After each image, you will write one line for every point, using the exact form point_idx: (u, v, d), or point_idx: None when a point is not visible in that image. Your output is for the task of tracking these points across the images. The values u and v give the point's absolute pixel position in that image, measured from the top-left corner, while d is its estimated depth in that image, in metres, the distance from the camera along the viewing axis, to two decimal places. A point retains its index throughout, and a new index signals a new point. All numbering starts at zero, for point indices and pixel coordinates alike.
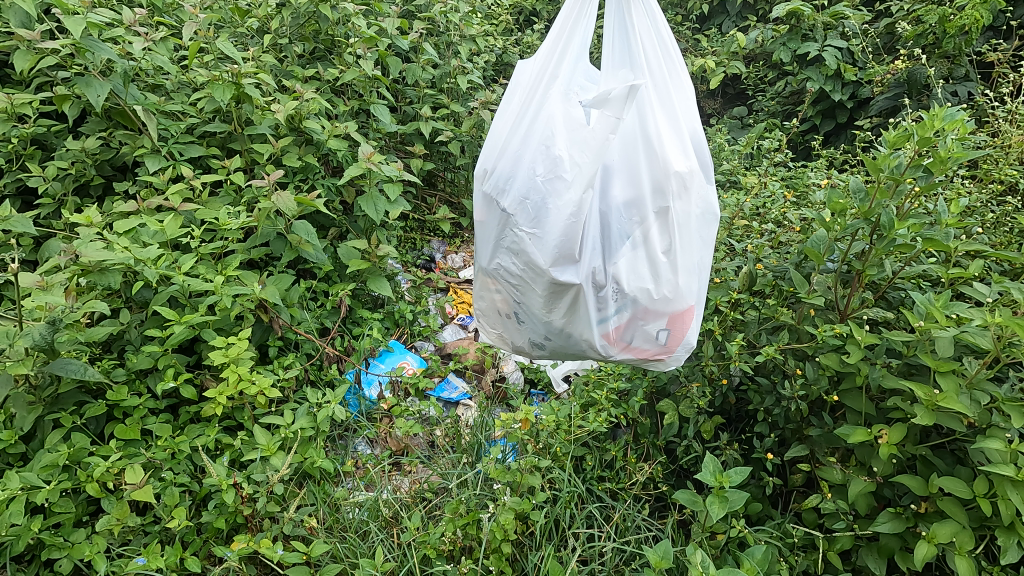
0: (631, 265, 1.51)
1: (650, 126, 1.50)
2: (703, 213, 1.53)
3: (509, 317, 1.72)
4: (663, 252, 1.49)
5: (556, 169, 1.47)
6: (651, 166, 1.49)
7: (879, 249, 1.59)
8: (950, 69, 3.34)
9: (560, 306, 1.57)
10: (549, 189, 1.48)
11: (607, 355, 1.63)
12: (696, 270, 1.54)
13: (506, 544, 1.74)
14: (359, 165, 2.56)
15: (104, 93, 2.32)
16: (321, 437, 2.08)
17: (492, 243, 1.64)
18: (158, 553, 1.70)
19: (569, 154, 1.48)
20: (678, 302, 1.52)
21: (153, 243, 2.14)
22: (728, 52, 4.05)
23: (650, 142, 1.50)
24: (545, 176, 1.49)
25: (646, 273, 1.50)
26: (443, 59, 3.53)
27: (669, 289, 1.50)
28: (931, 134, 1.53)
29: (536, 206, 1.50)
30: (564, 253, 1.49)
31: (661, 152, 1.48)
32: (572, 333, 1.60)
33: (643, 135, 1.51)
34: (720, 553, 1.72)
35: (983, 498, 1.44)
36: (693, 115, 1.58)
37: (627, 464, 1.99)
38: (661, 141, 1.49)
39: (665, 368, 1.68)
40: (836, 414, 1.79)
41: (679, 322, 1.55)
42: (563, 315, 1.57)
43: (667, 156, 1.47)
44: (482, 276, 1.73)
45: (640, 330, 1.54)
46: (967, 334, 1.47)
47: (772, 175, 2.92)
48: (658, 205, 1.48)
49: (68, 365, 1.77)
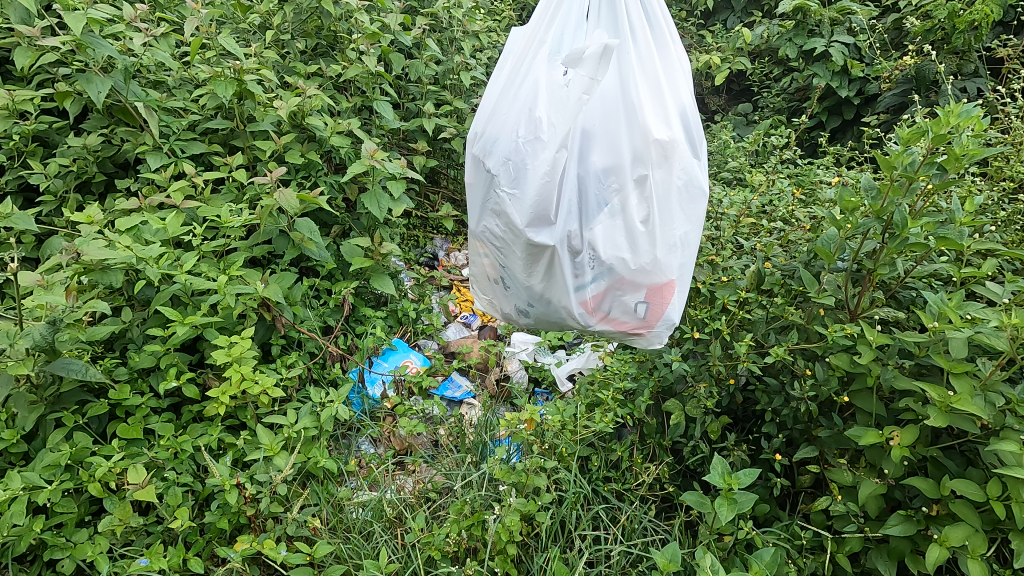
0: (609, 233, 1.51)
1: (630, 92, 1.51)
2: (686, 187, 1.52)
3: (495, 283, 1.75)
4: (641, 221, 1.49)
5: (535, 130, 1.50)
6: (631, 133, 1.49)
7: (891, 248, 1.57)
8: (959, 64, 3.31)
9: (539, 271, 1.58)
10: (527, 149, 1.50)
11: (587, 326, 1.62)
12: (678, 245, 1.52)
13: (512, 545, 1.72)
14: (362, 162, 2.54)
15: (105, 90, 2.30)
16: (325, 437, 2.06)
17: (478, 206, 1.67)
18: (160, 554, 1.69)
19: (547, 116, 1.50)
20: (657, 275, 1.51)
21: (155, 241, 2.13)
22: (734, 48, 4.01)
23: (630, 110, 1.51)
24: (525, 136, 1.51)
25: (622, 242, 1.50)
26: (446, 55, 3.50)
27: (647, 260, 1.50)
28: (946, 131, 1.51)
29: (515, 165, 1.52)
30: (539, 215, 1.52)
31: (640, 121, 1.49)
32: (551, 299, 1.60)
33: (624, 103, 1.52)
34: (728, 555, 1.71)
35: (996, 501, 1.42)
36: (679, 88, 1.57)
37: (633, 465, 1.97)
38: (641, 110, 1.50)
39: (649, 346, 1.65)
40: (845, 414, 1.76)
41: (659, 297, 1.53)
42: (542, 281, 1.58)
43: (646, 123, 1.48)
44: (471, 240, 1.76)
45: (618, 301, 1.53)
46: (981, 335, 1.45)
47: (780, 172, 2.91)
48: (636, 173, 1.48)
49: (70, 364, 1.76)
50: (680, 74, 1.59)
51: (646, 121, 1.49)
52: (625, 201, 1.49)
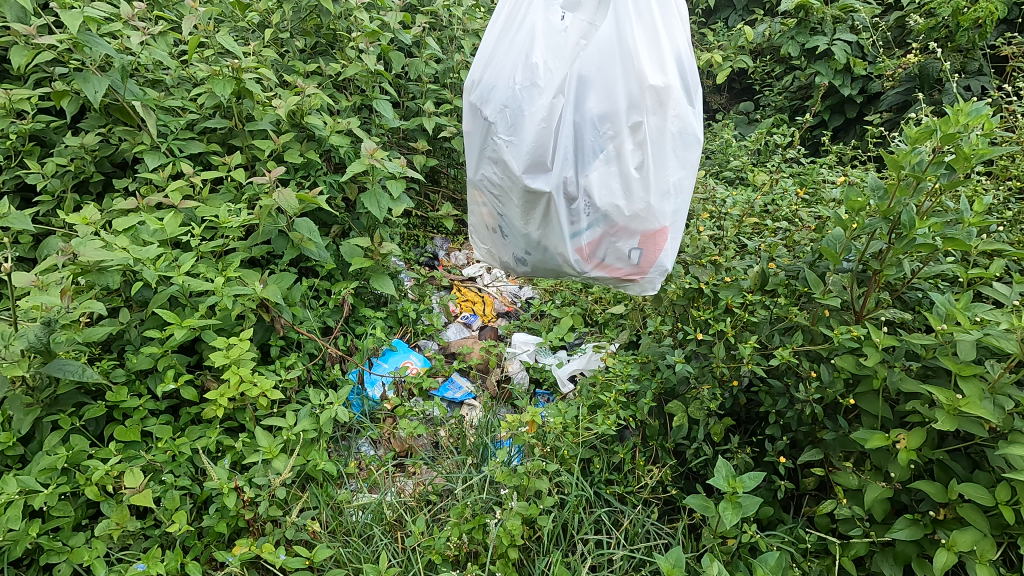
0: (604, 180, 1.61)
1: (626, 39, 1.58)
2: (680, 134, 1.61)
3: (495, 231, 1.89)
4: (635, 167, 1.59)
5: (531, 78, 1.62)
6: (625, 80, 1.58)
7: (898, 249, 1.55)
8: (963, 63, 3.28)
9: (536, 216, 1.72)
10: (525, 97, 1.63)
11: (582, 271, 1.75)
12: (670, 192, 1.63)
13: (514, 549, 1.70)
14: (362, 161, 2.52)
15: (102, 89, 2.27)
16: (324, 439, 2.04)
17: (477, 155, 1.80)
18: (158, 558, 1.68)
19: (544, 68, 1.63)
20: (649, 220, 1.63)
21: (153, 242, 2.10)
22: (736, 46, 3.99)
23: (626, 55, 1.58)
24: (523, 84, 1.63)
25: (618, 187, 1.61)
26: (446, 54, 3.47)
27: (639, 205, 1.61)
28: (954, 130, 1.49)
29: (513, 113, 1.65)
30: (538, 160, 1.64)
31: (636, 67, 1.56)
32: (548, 244, 1.74)
33: (620, 46, 1.58)
34: (732, 559, 1.69)
35: (1004, 505, 1.40)
36: (675, 36, 1.64)
37: (635, 467, 1.94)
38: (638, 57, 1.57)
39: (642, 291, 1.79)
40: (851, 417, 1.74)
41: (650, 243, 1.66)
42: (539, 225, 1.72)
43: (641, 71, 1.56)
44: (471, 190, 1.89)
45: (612, 246, 1.66)
46: (990, 338, 1.43)
47: (783, 171, 2.89)
48: (631, 120, 1.57)
49: (66, 366, 1.74)
50: (676, 22, 1.66)
51: (643, 66, 1.56)
52: (621, 147, 1.58)
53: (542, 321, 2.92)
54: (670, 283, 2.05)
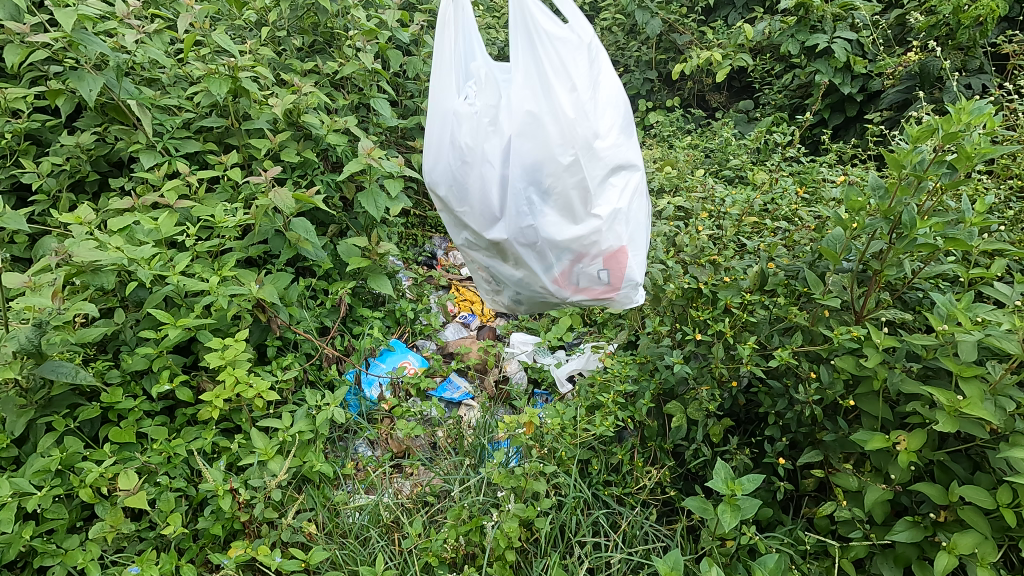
0: (556, 218, 1.56)
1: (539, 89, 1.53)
2: (616, 149, 1.58)
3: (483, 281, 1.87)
4: (581, 201, 1.54)
5: (466, 150, 1.58)
6: (550, 125, 1.52)
7: (899, 249, 1.54)
8: (964, 61, 3.26)
9: (510, 263, 1.68)
10: (465, 169, 1.59)
11: (566, 299, 1.71)
12: (620, 212, 1.57)
13: (511, 552, 1.70)
14: (359, 160, 2.50)
15: (97, 88, 2.25)
16: (321, 440, 2.03)
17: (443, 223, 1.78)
18: (152, 561, 1.67)
19: (474, 133, 1.58)
20: (606, 244, 1.57)
21: (148, 242, 2.09)
22: (736, 45, 3.98)
23: (545, 102, 1.52)
24: (459, 158, 1.59)
25: (570, 216, 1.55)
26: (445, 52, 3.45)
27: (594, 233, 1.56)
28: (957, 129, 1.47)
29: (458, 186, 1.61)
30: (482, 219, 1.62)
31: (557, 99, 1.52)
32: (530, 284, 1.70)
33: (536, 97, 1.53)
34: (731, 561, 1.68)
35: (1006, 507, 1.39)
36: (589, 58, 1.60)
37: (633, 468, 1.93)
38: (558, 89, 1.53)
39: (626, 305, 1.72)
40: (850, 418, 1.73)
41: (616, 262, 1.61)
42: (516, 271, 1.68)
43: (562, 114, 1.51)
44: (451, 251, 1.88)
45: (583, 274, 1.61)
46: (991, 338, 1.42)
47: (782, 170, 2.89)
48: (565, 160, 1.52)
49: (59, 368, 1.73)
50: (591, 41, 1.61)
51: (566, 95, 1.53)
52: (563, 175, 1.53)
53: (541, 320, 2.91)
54: (669, 283, 2.01)
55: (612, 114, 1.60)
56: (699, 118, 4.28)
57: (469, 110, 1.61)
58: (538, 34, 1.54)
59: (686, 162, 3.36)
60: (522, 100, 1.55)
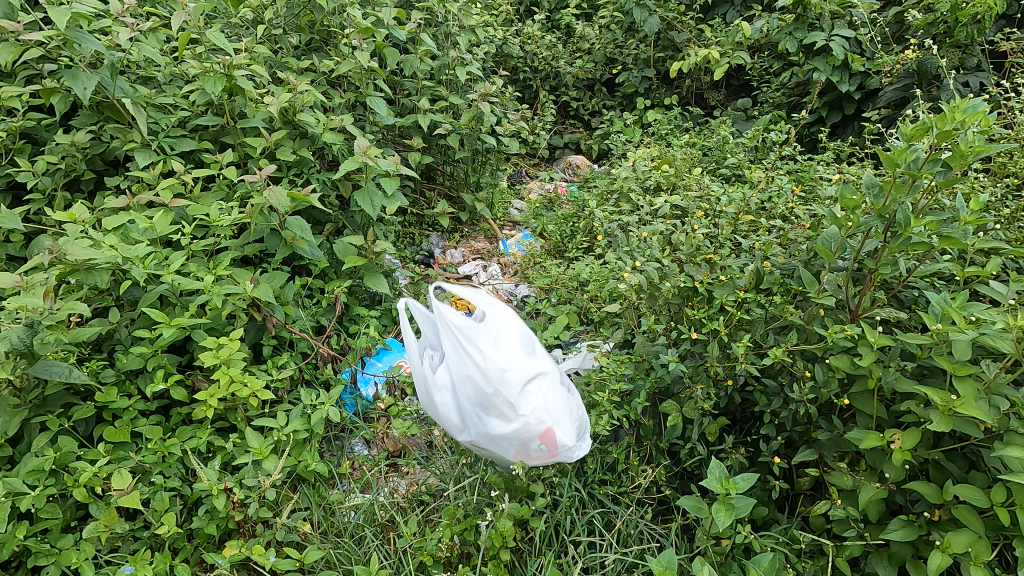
0: (496, 424, 1.67)
1: (461, 337, 1.67)
2: (528, 360, 1.70)
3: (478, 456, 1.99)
4: (511, 410, 1.64)
5: (430, 404, 1.75)
6: (473, 372, 1.65)
7: (893, 248, 1.53)
8: (962, 59, 3.26)
9: (484, 454, 1.80)
10: (430, 399, 1.75)
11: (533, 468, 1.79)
12: (544, 404, 1.67)
13: (505, 551, 1.70)
14: (354, 159, 2.48)
15: (91, 86, 2.24)
16: (316, 440, 2.03)
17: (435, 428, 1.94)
18: (146, 561, 1.67)
19: (436, 408, 1.74)
20: (538, 428, 1.65)
21: (142, 241, 2.08)
22: (733, 42, 3.98)
23: (468, 352, 1.66)
24: (427, 404, 1.77)
25: (505, 421, 1.65)
26: (442, 50, 3.43)
27: (526, 423, 1.65)
28: (950, 127, 1.47)
29: (431, 409, 1.77)
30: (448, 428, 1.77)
31: (472, 344, 1.65)
32: (504, 464, 1.81)
33: (461, 352, 1.67)
34: (725, 560, 1.68)
35: (999, 507, 1.39)
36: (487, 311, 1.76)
37: (628, 467, 1.94)
38: (472, 333, 1.67)
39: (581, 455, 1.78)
40: (845, 416, 1.73)
41: (551, 437, 1.67)
42: (490, 457, 1.80)
43: (478, 350, 1.65)
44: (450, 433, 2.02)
45: (534, 451, 1.68)
46: (985, 337, 1.42)
47: (779, 168, 2.91)
48: (490, 390, 1.64)
49: (52, 367, 1.72)
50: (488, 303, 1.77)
51: (479, 344, 1.66)
52: (491, 398, 1.64)
53: (537, 319, 2.91)
54: (665, 281, 2.00)
55: (516, 332, 1.74)
56: (697, 116, 4.28)
57: (425, 368, 1.77)
58: (455, 323, 1.67)
59: (683, 160, 3.36)
60: (453, 363, 1.69)
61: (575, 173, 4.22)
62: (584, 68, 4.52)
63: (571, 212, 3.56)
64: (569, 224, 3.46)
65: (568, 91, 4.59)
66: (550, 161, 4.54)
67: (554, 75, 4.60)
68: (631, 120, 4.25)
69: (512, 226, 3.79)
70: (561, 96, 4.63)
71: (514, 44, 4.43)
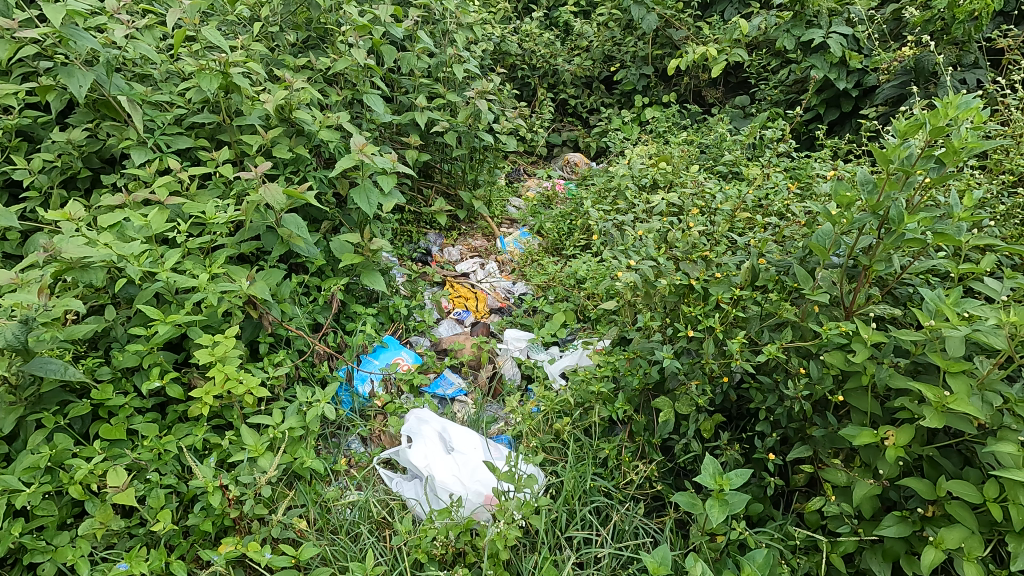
0: (451, 473, 1.95)
1: (418, 449, 2.03)
2: (466, 435, 2.10)
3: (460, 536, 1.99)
4: (460, 462, 1.98)
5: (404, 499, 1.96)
6: (428, 456, 1.99)
7: (887, 244, 1.54)
8: (959, 56, 3.27)
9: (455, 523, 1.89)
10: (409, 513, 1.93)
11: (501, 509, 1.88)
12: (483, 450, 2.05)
13: (506, 549, 1.68)
14: (351, 157, 2.47)
15: (87, 83, 2.23)
16: (312, 437, 2.03)
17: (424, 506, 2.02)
18: (141, 558, 1.67)
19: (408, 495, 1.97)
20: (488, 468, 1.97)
21: (138, 238, 2.08)
22: (731, 40, 3.98)
23: (423, 460, 1.99)
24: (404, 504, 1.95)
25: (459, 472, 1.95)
26: (439, 48, 3.42)
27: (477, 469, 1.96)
28: (944, 123, 1.46)
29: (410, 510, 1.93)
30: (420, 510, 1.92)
31: (419, 434, 2.08)
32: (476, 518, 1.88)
33: (415, 446, 2.04)
34: (720, 556, 1.68)
35: (992, 502, 1.39)
36: (422, 429, 2.10)
37: (623, 463, 1.95)
38: (430, 467, 1.96)
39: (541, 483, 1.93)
40: (840, 413, 1.73)
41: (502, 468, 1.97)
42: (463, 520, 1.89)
43: (429, 442, 2.04)
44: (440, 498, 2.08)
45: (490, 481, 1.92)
46: (979, 333, 1.42)
47: (775, 165, 2.94)
48: (442, 456, 2.00)
49: (48, 364, 1.72)
50: (414, 422, 2.13)
51: (426, 433, 2.08)
52: (442, 461, 1.98)
53: (534, 316, 2.92)
54: (660, 279, 2.01)
55: (441, 431, 2.08)
56: (695, 114, 4.28)
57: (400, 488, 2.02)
58: (409, 430, 2.11)
59: (680, 158, 3.36)
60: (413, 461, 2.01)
61: (573, 171, 4.22)
62: (583, 65, 4.51)
63: (568, 209, 3.56)
64: (567, 222, 3.46)
65: (566, 89, 4.58)
66: (548, 159, 4.54)
67: (553, 73, 4.59)
68: (629, 118, 4.25)
69: (509, 223, 3.78)
70: (559, 93, 4.63)
71: (512, 41, 4.41)
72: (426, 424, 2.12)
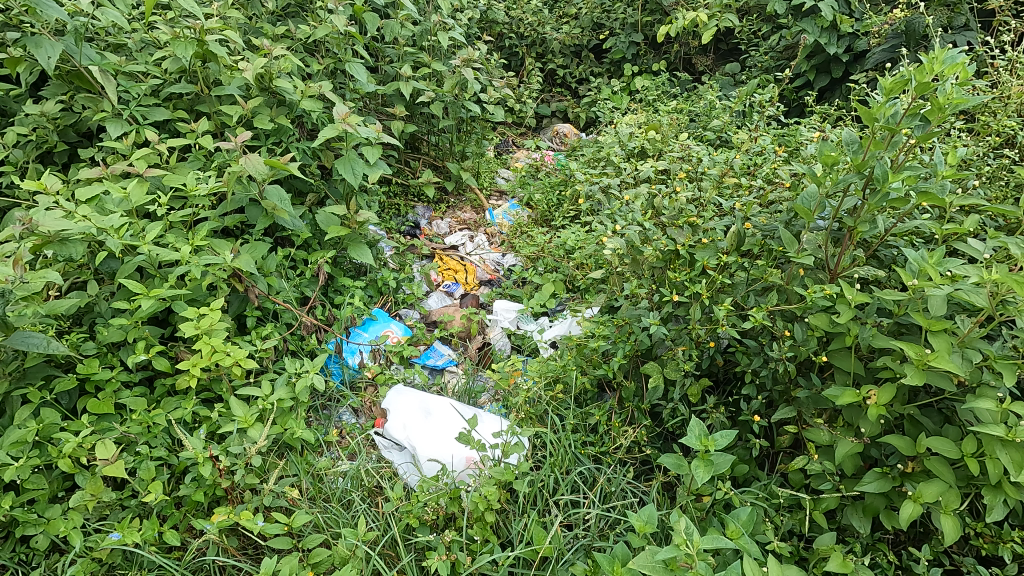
0: (433, 440, 2.03)
1: (400, 420, 2.10)
2: (447, 403, 2.18)
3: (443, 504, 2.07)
4: (443, 431, 2.06)
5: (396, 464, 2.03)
6: (411, 427, 2.07)
7: (873, 204, 1.54)
8: (950, 17, 3.22)
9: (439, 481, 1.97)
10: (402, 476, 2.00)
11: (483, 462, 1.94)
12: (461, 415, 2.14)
13: (490, 513, 1.73)
14: (334, 126, 2.39)
15: (56, 55, 2.11)
16: (302, 407, 2.04)
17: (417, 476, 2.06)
18: (133, 528, 1.69)
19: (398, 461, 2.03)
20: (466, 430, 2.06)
21: (117, 211, 2.04)
22: (721, 5, 3.92)
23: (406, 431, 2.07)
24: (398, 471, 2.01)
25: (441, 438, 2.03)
26: (424, 14, 3.31)
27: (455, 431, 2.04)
28: (930, 79, 1.47)
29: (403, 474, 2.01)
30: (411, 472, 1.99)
31: (402, 407, 2.14)
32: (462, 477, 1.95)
33: (398, 418, 2.11)
34: (705, 515, 1.73)
35: (970, 457, 1.42)
36: (403, 401, 2.16)
37: (610, 428, 1.99)
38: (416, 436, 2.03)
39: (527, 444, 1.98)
40: (824, 374, 1.76)
41: (482, 428, 2.06)
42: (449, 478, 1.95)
43: (411, 414, 2.11)
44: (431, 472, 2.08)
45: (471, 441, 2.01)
46: (960, 293, 1.44)
47: (764, 130, 2.97)
48: (425, 424, 2.08)
49: (29, 339, 1.69)
50: (398, 393, 2.21)
51: (409, 406, 2.15)
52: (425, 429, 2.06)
53: (524, 287, 2.92)
54: (647, 245, 2.00)
55: (422, 403, 2.16)
56: (685, 82, 4.24)
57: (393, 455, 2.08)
58: (392, 402, 2.18)
59: (669, 126, 3.34)
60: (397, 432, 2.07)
61: (563, 142, 4.18)
62: (571, 33, 4.42)
63: (557, 180, 3.53)
64: (555, 193, 3.44)
65: (554, 58, 4.49)
66: (536, 130, 4.51)
67: (540, 42, 4.51)
68: (619, 87, 4.19)
69: (499, 195, 3.75)
70: (548, 63, 4.54)
71: (499, 9, 4.31)
72: (405, 396, 2.19)
